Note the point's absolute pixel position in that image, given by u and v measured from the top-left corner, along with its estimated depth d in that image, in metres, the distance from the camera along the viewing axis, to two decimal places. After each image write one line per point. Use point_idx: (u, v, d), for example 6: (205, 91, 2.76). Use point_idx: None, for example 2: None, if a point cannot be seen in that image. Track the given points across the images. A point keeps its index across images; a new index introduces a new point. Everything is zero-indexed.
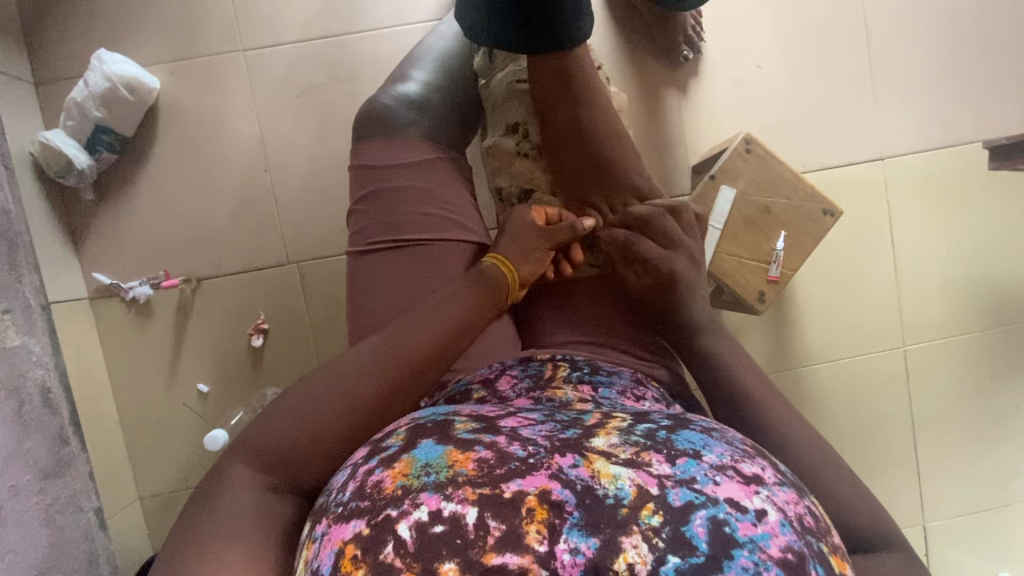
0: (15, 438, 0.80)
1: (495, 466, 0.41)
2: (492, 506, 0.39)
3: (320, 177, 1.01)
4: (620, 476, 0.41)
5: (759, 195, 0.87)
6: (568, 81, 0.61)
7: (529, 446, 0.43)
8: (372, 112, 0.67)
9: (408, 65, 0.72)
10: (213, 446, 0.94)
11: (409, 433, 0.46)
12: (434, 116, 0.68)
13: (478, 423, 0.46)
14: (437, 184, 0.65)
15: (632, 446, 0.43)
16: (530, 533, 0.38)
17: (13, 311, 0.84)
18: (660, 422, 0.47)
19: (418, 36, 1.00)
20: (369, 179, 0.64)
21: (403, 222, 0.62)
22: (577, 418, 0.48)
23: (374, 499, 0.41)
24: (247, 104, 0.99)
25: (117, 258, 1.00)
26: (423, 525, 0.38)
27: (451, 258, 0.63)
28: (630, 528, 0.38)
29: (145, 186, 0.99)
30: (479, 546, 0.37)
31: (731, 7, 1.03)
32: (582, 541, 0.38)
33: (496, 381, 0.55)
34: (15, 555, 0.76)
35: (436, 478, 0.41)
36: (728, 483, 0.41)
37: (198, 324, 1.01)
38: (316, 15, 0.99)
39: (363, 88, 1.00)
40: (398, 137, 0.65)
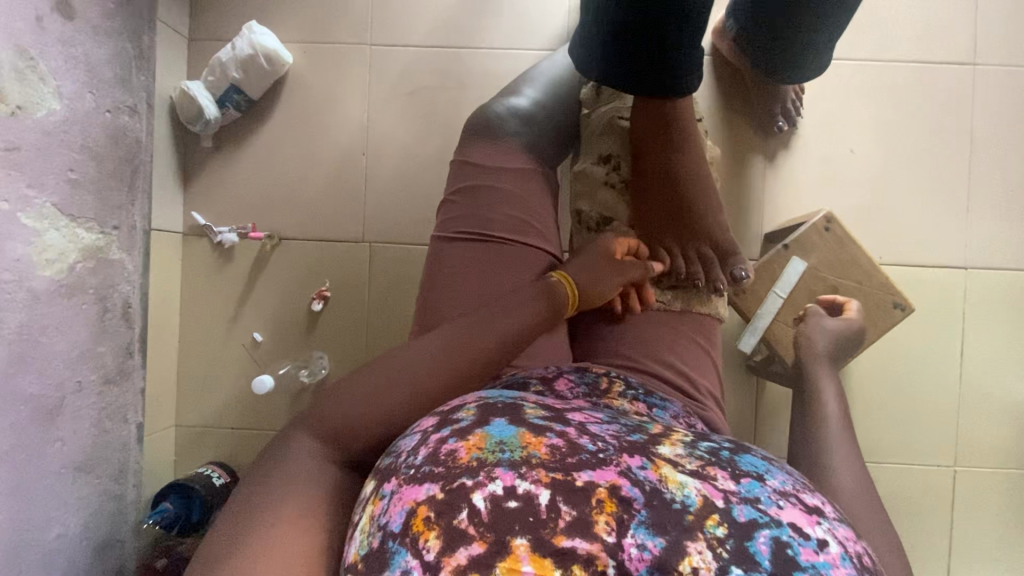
0: (91, 341, 0.90)
1: (567, 454, 0.45)
2: (564, 492, 0.42)
3: (409, 170, 1.08)
4: (687, 485, 0.44)
5: (830, 274, 0.86)
6: (669, 129, 0.64)
7: (599, 442, 0.46)
8: (483, 116, 0.72)
9: (520, 81, 0.77)
10: (257, 390, 1.02)
11: (480, 411, 0.49)
12: (534, 131, 0.72)
13: (547, 413, 0.50)
14: (527, 191, 0.69)
15: (698, 460, 0.46)
16: (599, 523, 0.41)
17: (121, 229, 0.95)
18: (722, 443, 0.49)
19: (528, 61, 1.07)
20: (468, 176, 0.69)
21: (491, 220, 0.66)
22: (640, 426, 0.51)
23: (448, 465, 0.44)
24: (361, 92, 1.08)
25: (215, 204, 1.09)
26: (497, 499, 0.42)
27: (527, 263, 0.66)
28: (695, 535, 0.41)
29: (256, 145, 1.09)
30: (551, 527, 0.40)
31: (835, 89, 1.05)
32: (649, 539, 0.41)
33: (554, 382, 0.57)
34: (63, 444, 0.85)
35: (510, 455, 0.44)
36: (791, 509, 0.43)
37: (268, 278, 1.08)
38: (440, 25, 1.07)
39: (466, 97, 1.08)
40: (500, 143, 0.70)
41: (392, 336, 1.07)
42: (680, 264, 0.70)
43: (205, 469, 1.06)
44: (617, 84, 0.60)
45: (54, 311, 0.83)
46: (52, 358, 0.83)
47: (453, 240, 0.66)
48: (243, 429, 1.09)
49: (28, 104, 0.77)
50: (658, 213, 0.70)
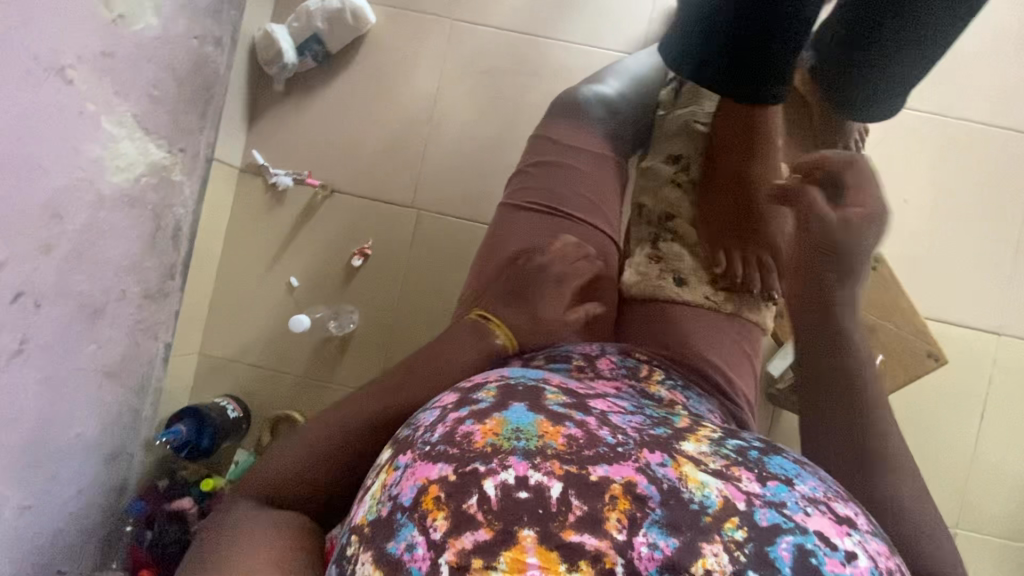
0: (139, 255, 0.92)
1: (583, 447, 0.46)
2: (576, 486, 0.44)
3: (469, 145, 1.10)
4: (708, 485, 0.44)
5: (870, 312, 0.86)
6: (751, 132, 0.65)
7: (619, 435, 0.48)
8: (569, 98, 0.74)
9: (605, 72, 0.79)
10: (294, 327, 1.04)
11: (499, 393, 0.51)
12: (616, 119, 0.74)
13: (568, 398, 0.51)
14: (603, 177, 0.70)
15: (723, 459, 0.47)
16: (610, 520, 0.43)
17: (186, 152, 0.97)
18: (751, 442, 0.50)
19: (602, 59, 1.08)
20: (548, 151, 0.71)
21: (565, 197, 0.68)
22: (667, 419, 0.52)
23: (464, 448, 0.46)
24: (435, 63, 1.11)
25: (276, 147, 1.12)
26: (507, 487, 0.43)
27: (592, 243, 0.68)
28: (711, 537, 0.42)
29: (325, 97, 1.11)
30: (559, 519, 0.42)
31: (899, 137, 1.05)
32: (661, 538, 0.42)
33: (597, 361, 0.59)
34: (98, 347, 0.87)
35: (525, 444, 0.46)
36: (819, 517, 0.44)
37: (313, 226, 1.10)
38: (523, 10, 1.09)
39: (536, 84, 1.09)
40: (584, 125, 0.72)
41: (422, 304, 1.09)
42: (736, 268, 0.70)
43: (221, 401, 1.08)
44: (717, 91, 0.62)
45: (114, 217, 0.85)
46: (104, 263, 0.85)
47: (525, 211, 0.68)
48: (263, 368, 1.11)
49: (130, 14, 0.79)
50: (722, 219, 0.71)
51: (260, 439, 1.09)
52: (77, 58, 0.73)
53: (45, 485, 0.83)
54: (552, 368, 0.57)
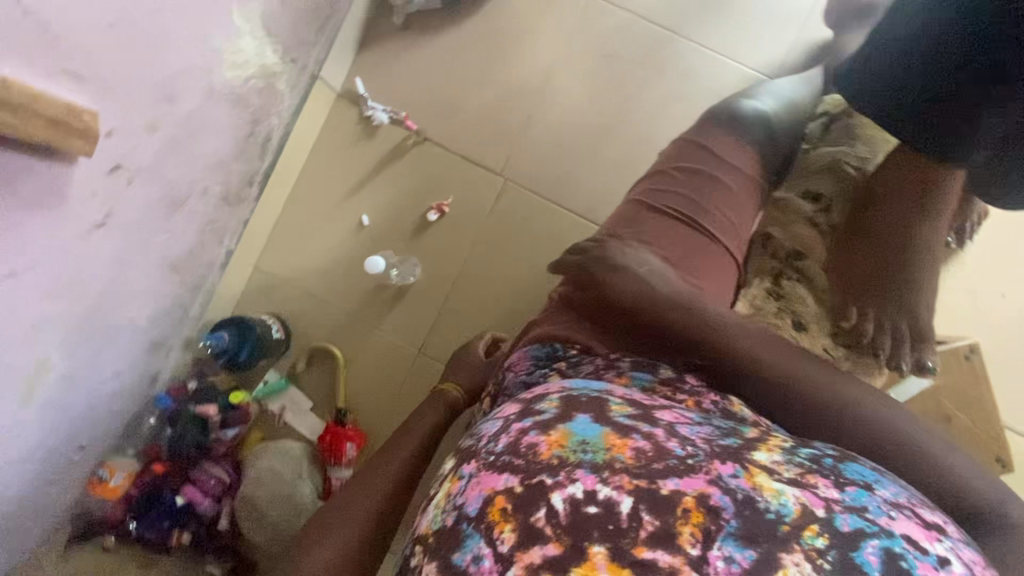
0: (229, 156, 0.90)
1: (653, 459, 0.43)
2: (647, 501, 0.41)
3: (574, 128, 1.06)
4: (784, 493, 0.41)
5: (948, 401, 0.83)
6: (908, 182, 0.65)
7: (687, 446, 0.44)
8: (725, 115, 0.73)
9: (763, 94, 0.77)
10: (371, 268, 1.02)
11: (561, 403, 0.47)
12: (769, 144, 0.72)
13: (634, 410, 0.47)
14: (744, 198, 0.68)
15: (797, 468, 0.44)
16: (683, 534, 0.40)
17: (296, 64, 0.94)
18: (824, 450, 0.47)
19: (734, 74, 1.04)
20: (701, 160, 0.69)
21: (708, 209, 0.66)
22: (736, 429, 0.48)
23: (529, 460, 0.43)
24: (562, 35, 1.06)
25: (379, 81, 1.09)
26: (576, 503, 0.40)
27: (721, 265, 0.66)
28: (791, 546, 0.39)
29: (441, 42, 1.08)
30: (631, 537, 0.39)
31: (1013, 231, 1.01)
32: (737, 551, 0.39)
33: (686, 374, 0.57)
34: (170, 238, 0.86)
35: (592, 458, 0.42)
36: (904, 521, 0.41)
37: (397, 170, 1.08)
38: (666, 4, 1.05)
39: (659, 82, 1.05)
40: (740, 143, 0.70)
41: (487, 275, 1.07)
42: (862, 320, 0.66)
43: (264, 318, 1.08)
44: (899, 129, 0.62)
45: (217, 112, 0.83)
46: (197, 155, 0.83)
47: (659, 211, 0.66)
48: (314, 297, 1.10)
49: None
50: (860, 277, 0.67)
51: (294, 364, 1.10)
52: None
53: (91, 360, 0.82)
54: (635, 376, 0.55)
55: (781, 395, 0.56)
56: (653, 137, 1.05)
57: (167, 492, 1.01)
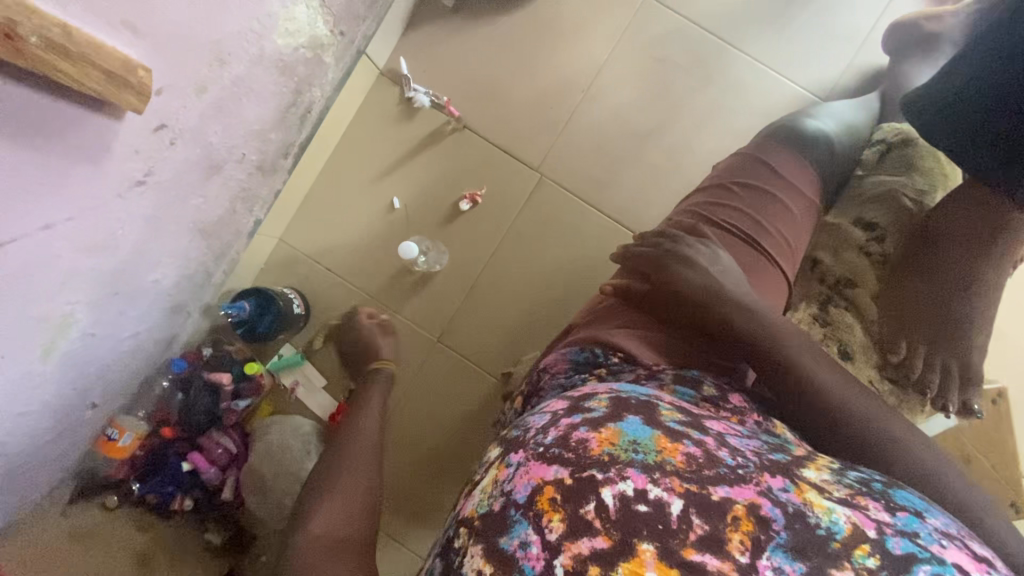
0: (269, 124, 0.88)
1: (703, 466, 0.42)
2: (697, 505, 0.39)
3: (616, 130, 1.05)
4: (834, 511, 0.40)
5: (970, 443, 0.83)
6: (965, 222, 0.66)
7: (738, 457, 0.43)
8: (787, 133, 0.73)
9: (824, 115, 0.76)
10: (404, 253, 0.99)
11: (612, 403, 0.46)
12: (827, 168, 0.72)
13: (683, 416, 0.47)
14: (803, 223, 0.68)
15: (846, 488, 0.43)
16: (732, 541, 0.38)
17: (344, 38, 0.92)
18: (872, 474, 0.46)
19: (784, 92, 1.02)
20: (761, 177, 0.69)
21: (766, 227, 0.66)
22: (783, 445, 0.48)
23: (580, 454, 0.41)
24: (614, 35, 1.04)
25: (424, 63, 1.07)
26: (626, 499, 0.39)
27: (776, 284, 0.65)
28: (841, 563, 0.37)
29: (490, 30, 1.06)
30: (680, 538, 0.38)
31: None
32: (786, 563, 0.38)
33: (729, 394, 0.56)
34: (202, 203, 0.84)
35: (643, 458, 0.41)
36: (956, 551, 0.39)
37: (434, 155, 1.07)
38: (722, 14, 1.03)
39: (708, 92, 1.03)
40: (801, 165, 0.70)
41: (514, 271, 1.06)
42: (909, 355, 0.67)
43: (286, 292, 1.06)
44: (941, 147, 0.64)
45: (264, 79, 0.81)
46: (240, 121, 0.81)
47: (719, 226, 0.66)
48: (337, 276, 1.09)
49: None
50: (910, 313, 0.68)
51: (311, 342, 1.10)
52: None
53: (113, 318, 0.81)
54: (678, 390, 0.54)
55: (831, 420, 0.53)
56: (696, 148, 1.03)
57: (173, 454, 1.00)
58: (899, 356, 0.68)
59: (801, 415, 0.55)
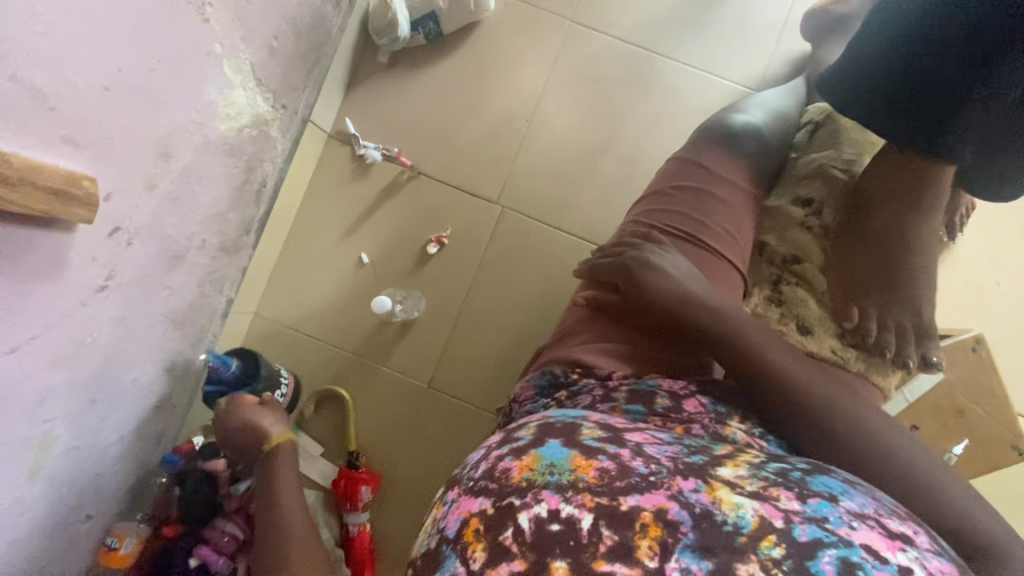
0: (225, 205, 0.89)
1: (615, 478, 0.47)
2: (606, 517, 0.45)
3: (564, 153, 1.08)
4: (742, 506, 0.46)
5: (963, 395, 0.84)
6: (891, 184, 0.68)
7: (650, 465, 0.49)
8: (718, 128, 0.76)
9: (752, 105, 0.79)
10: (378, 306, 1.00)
11: (537, 431, 0.53)
12: (764, 156, 0.75)
13: (604, 432, 0.53)
14: (744, 212, 0.71)
15: (761, 481, 0.48)
16: (640, 548, 0.44)
17: (287, 110, 0.94)
18: (796, 464, 0.52)
19: (719, 89, 1.06)
20: (698, 177, 0.71)
21: (709, 225, 0.69)
22: (706, 447, 0.54)
23: (502, 482, 0.48)
24: (547, 63, 1.08)
25: (369, 119, 1.09)
26: (540, 520, 0.45)
27: (728, 280, 0.68)
28: (746, 557, 0.43)
29: (428, 77, 1.09)
30: (590, 551, 0.43)
31: (1001, 222, 1.04)
32: (694, 563, 0.43)
33: (684, 401, 0.60)
34: (170, 294, 0.84)
35: (557, 478, 0.47)
36: (867, 531, 0.45)
37: (394, 206, 1.08)
38: (646, 26, 1.07)
39: (646, 101, 1.07)
40: (734, 157, 0.73)
41: (491, 305, 1.07)
42: (863, 322, 0.67)
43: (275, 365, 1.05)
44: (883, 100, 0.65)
45: (213, 164, 0.82)
46: (195, 209, 0.82)
47: (664, 230, 0.69)
48: (318, 339, 1.09)
49: None
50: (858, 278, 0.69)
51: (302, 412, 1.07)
52: None
53: (95, 426, 0.80)
54: (630, 409, 0.59)
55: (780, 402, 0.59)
56: (644, 156, 1.06)
57: (179, 553, 0.95)
58: (853, 322, 0.67)
59: (751, 387, 0.61)
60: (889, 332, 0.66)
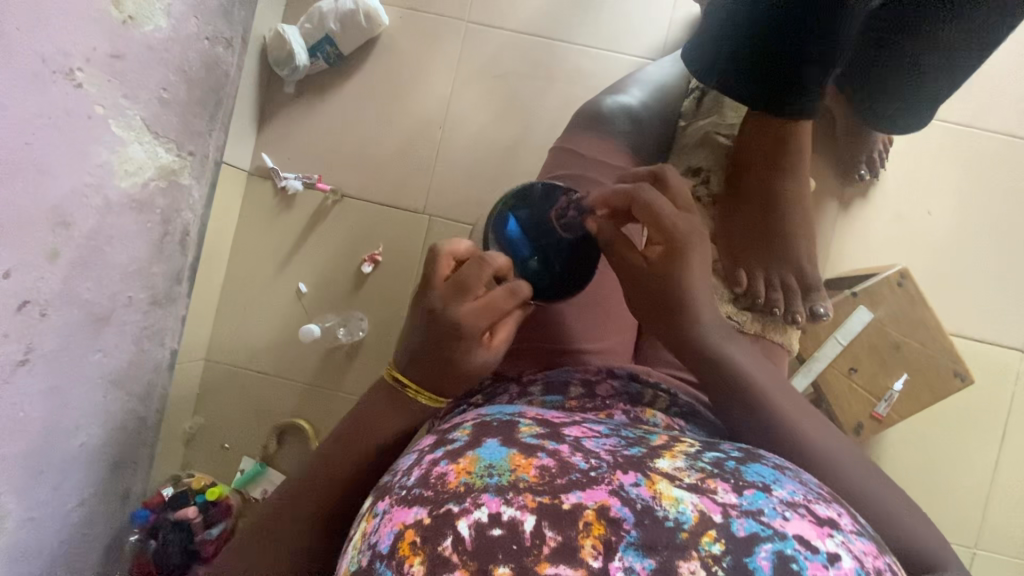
0: (147, 259, 0.89)
1: (556, 475, 0.45)
2: (550, 517, 0.42)
3: (482, 154, 1.08)
4: (682, 501, 0.43)
5: (894, 330, 0.86)
6: (766, 149, 0.73)
7: (591, 459, 0.47)
8: (596, 112, 0.79)
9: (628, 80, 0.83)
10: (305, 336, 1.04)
11: (474, 431, 0.51)
12: (641, 134, 0.79)
13: (542, 429, 0.51)
14: None
15: (698, 473, 0.46)
16: (584, 548, 0.41)
17: (195, 156, 0.95)
18: (729, 452, 0.49)
19: (622, 65, 1.06)
20: (572, 162, 0.74)
21: None
22: (641, 438, 0.51)
23: (438, 490, 0.45)
24: (449, 67, 1.09)
25: (286, 151, 1.10)
26: (481, 526, 0.42)
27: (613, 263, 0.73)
28: (688, 554, 0.41)
29: (335, 100, 1.10)
30: (534, 554, 0.41)
31: (923, 151, 1.03)
32: (637, 561, 0.41)
33: (596, 387, 0.60)
34: (103, 356, 0.85)
35: (498, 480, 0.45)
36: (799, 521, 0.43)
37: (324, 232, 1.10)
38: (541, 15, 1.07)
39: (552, 89, 1.07)
40: (609, 140, 0.76)
41: None
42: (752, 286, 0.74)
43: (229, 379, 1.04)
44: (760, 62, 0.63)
45: (123, 222, 0.82)
46: (112, 269, 0.82)
47: None
48: (272, 375, 1.11)
49: (140, 15, 0.76)
50: (749, 239, 0.76)
51: (266, 447, 1.11)
52: (85, 60, 0.69)
53: (47, 496, 0.79)
54: (547, 399, 0.59)
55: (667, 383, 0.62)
56: None
57: None
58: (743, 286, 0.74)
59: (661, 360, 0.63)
60: (775, 291, 0.74)
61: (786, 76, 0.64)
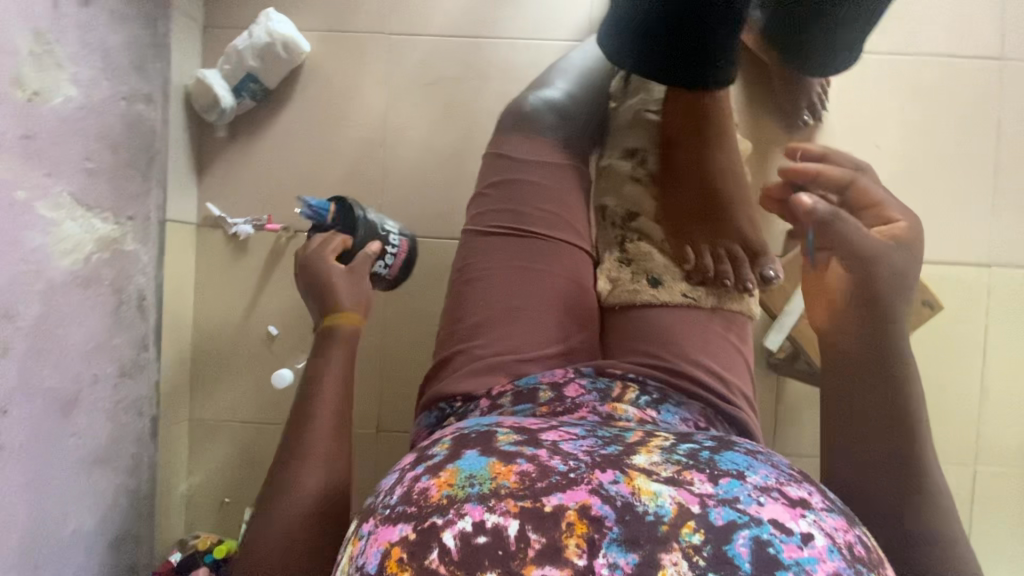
0: (106, 332, 0.88)
1: (537, 479, 0.45)
2: (533, 520, 0.42)
3: (428, 164, 1.07)
4: (661, 494, 0.43)
5: None
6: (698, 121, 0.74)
7: (570, 461, 0.46)
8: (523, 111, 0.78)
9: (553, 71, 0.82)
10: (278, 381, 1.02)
11: (453, 444, 0.51)
12: (572, 126, 0.78)
13: (520, 436, 0.50)
14: (560, 185, 0.74)
15: (673, 466, 0.46)
16: (569, 547, 0.41)
17: (136, 220, 0.93)
18: (703, 443, 0.49)
19: (552, 52, 1.05)
20: (503, 168, 0.74)
21: (525, 213, 0.72)
22: (618, 436, 0.51)
23: (421, 504, 0.45)
24: (378, 83, 1.07)
25: (231, 196, 1.08)
26: (466, 535, 0.42)
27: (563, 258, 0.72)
28: (670, 545, 0.41)
29: (270, 136, 1.07)
30: (520, 558, 0.41)
31: (862, 86, 1.03)
32: (621, 557, 0.40)
33: (564, 390, 0.61)
34: (79, 439, 0.83)
35: (479, 489, 0.44)
36: (773, 505, 0.43)
37: (284, 271, 1.08)
38: (462, 15, 1.06)
39: (487, 88, 1.06)
40: (539, 139, 0.76)
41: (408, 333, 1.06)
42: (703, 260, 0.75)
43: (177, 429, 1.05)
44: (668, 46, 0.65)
45: (71, 301, 0.80)
46: (70, 350, 0.81)
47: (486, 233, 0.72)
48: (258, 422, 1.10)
49: (46, 89, 0.74)
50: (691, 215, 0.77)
51: None
52: None
53: None
54: (517, 409, 0.60)
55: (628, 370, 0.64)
56: None
57: None
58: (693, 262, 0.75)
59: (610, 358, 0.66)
60: (724, 262, 0.76)
61: (701, 57, 0.65)
